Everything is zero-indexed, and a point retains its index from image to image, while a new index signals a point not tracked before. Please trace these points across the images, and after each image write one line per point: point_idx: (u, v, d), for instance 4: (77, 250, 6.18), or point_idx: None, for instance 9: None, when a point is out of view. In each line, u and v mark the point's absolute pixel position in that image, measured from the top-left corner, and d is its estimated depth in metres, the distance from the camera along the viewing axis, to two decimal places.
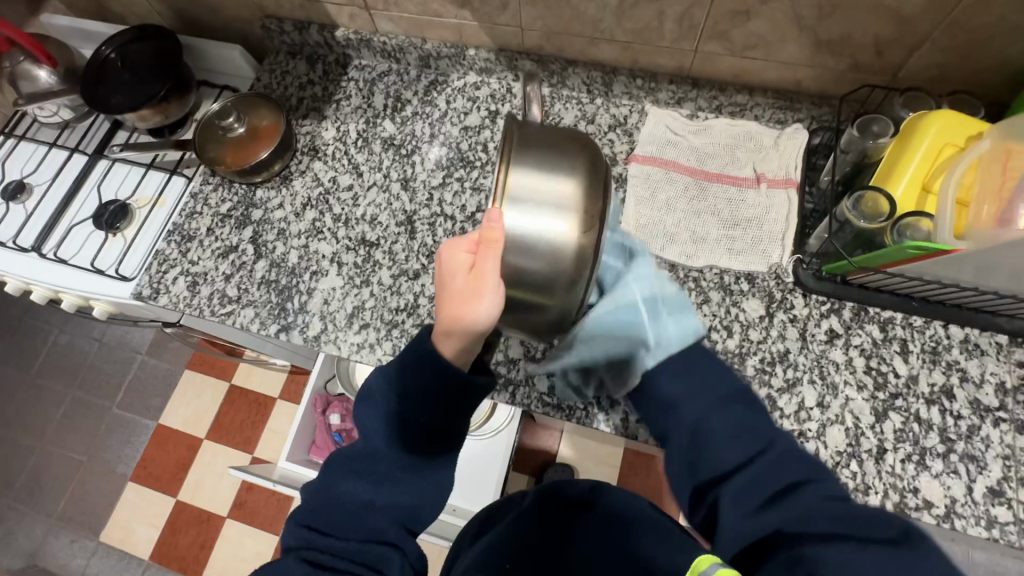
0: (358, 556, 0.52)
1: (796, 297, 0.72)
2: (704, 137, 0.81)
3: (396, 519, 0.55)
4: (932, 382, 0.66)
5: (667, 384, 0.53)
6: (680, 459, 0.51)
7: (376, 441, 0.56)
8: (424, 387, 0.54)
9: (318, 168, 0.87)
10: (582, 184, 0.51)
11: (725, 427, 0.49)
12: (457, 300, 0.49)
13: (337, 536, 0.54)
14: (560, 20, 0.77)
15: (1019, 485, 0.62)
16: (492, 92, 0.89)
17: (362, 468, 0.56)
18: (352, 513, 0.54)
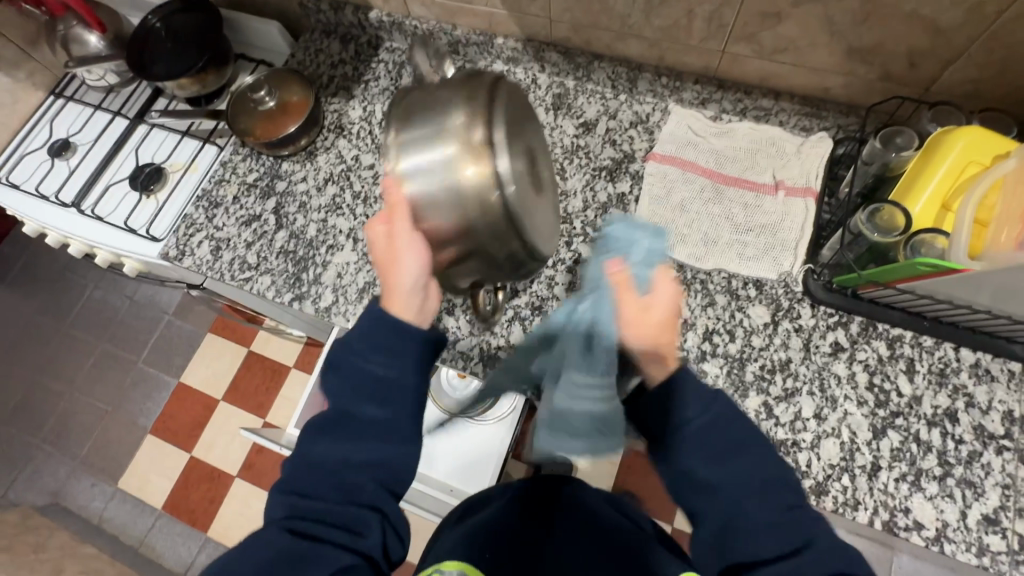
0: (341, 519, 0.51)
1: (803, 307, 0.71)
2: (725, 139, 0.81)
3: (375, 479, 0.54)
4: (936, 405, 0.65)
5: (700, 462, 0.51)
6: (705, 540, 0.50)
7: (353, 399, 0.55)
8: (387, 341, 0.57)
9: (343, 146, 0.89)
10: (465, 112, 0.54)
11: (763, 518, 0.48)
12: (389, 269, 0.58)
13: (318, 499, 0.52)
14: (589, 13, 0.77)
15: (1016, 515, 0.60)
16: (517, 82, 0.89)
17: (340, 428, 0.55)
18: (328, 473, 0.53)
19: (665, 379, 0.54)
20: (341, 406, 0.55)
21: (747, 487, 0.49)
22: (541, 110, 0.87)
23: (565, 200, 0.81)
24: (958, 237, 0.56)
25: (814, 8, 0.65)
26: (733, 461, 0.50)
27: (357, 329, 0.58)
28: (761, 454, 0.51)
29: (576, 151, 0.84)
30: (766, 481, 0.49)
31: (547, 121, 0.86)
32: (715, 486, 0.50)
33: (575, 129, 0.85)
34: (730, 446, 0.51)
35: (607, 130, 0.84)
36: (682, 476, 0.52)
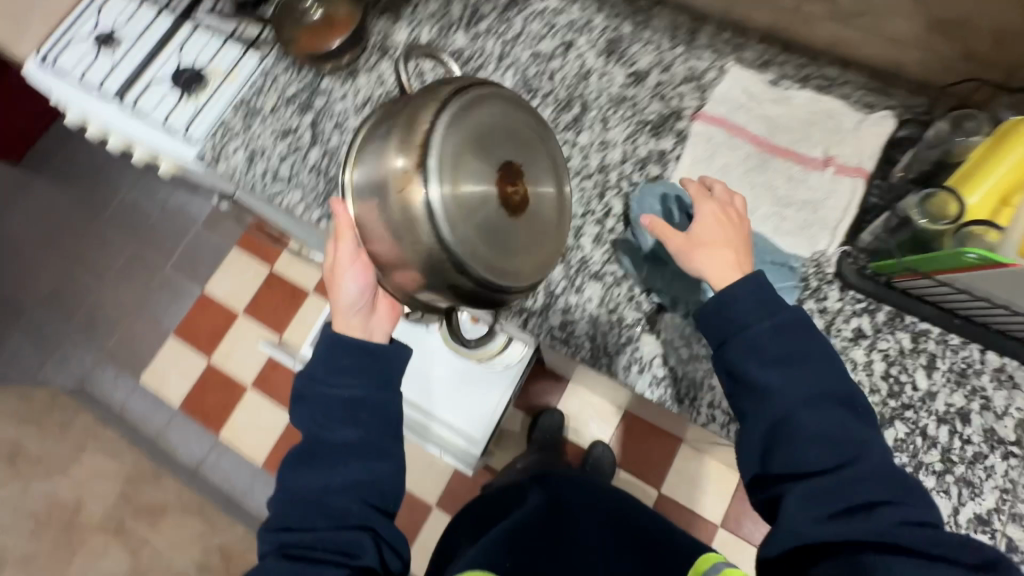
0: (332, 543, 0.59)
1: (832, 289, 0.69)
2: (781, 107, 0.77)
3: (355, 497, 0.61)
4: (950, 403, 0.64)
5: (758, 370, 0.58)
6: (754, 444, 0.58)
7: (325, 422, 0.63)
8: (349, 359, 0.65)
9: (385, 69, 0.87)
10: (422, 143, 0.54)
11: (812, 429, 0.55)
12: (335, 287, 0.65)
13: (309, 528, 0.60)
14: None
15: (1010, 520, 0.60)
16: (571, 22, 0.85)
17: (317, 451, 0.63)
18: (313, 501, 0.61)
19: (756, 307, 0.59)
20: (311, 433, 0.63)
21: (832, 434, 0.55)
22: (593, 54, 0.83)
23: (604, 152, 0.78)
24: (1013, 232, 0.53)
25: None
26: (817, 407, 0.56)
27: (321, 357, 0.65)
28: (822, 374, 0.57)
29: (622, 101, 0.80)
30: (853, 427, 0.55)
31: (598, 67, 0.82)
32: (799, 427, 0.56)
33: (624, 78, 0.81)
34: (822, 395, 0.57)
35: (658, 83, 0.80)
36: (767, 417, 0.57)
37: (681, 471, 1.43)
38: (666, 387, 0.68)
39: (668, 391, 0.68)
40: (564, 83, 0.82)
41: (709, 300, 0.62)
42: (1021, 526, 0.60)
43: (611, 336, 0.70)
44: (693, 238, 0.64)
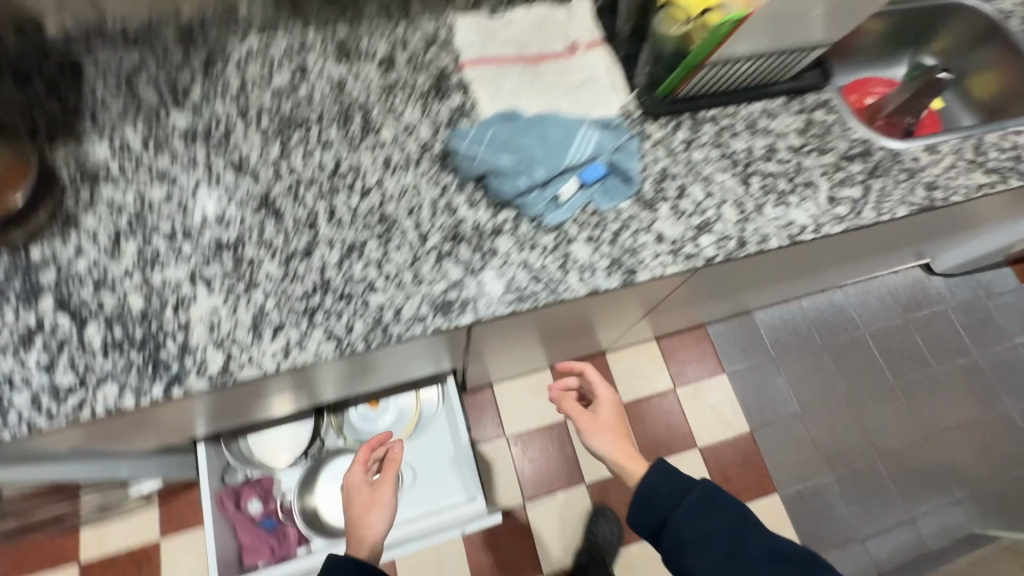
0: None
1: (649, 125, 0.81)
2: (512, 31, 0.86)
3: None
4: (761, 146, 0.83)
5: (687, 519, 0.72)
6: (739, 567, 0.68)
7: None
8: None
9: (173, 224, 0.66)
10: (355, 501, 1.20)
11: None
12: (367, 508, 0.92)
13: None
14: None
15: (840, 187, 0.81)
16: (283, 85, 0.77)
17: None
18: None
19: (666, 497, 0.74)
20: None
21: (699, 538, 0.71)
22: (331, 64, 0.79)
23: (401, 126, 0.76)
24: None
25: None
26: (685, 517, 0.72)
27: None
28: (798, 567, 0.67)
29: (347, 47, 0.81)
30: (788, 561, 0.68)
31: (316, 64, 0.79)
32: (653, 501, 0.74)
33: (417, 114, 0.77)
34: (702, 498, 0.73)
35: (408, 60, 0.82)
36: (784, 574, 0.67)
37: (622, 374, 1.54)
38: (649, 246, 0.73)
39: (624, 270, 0.71)
40: (365, 160, 0.73)
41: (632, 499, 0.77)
42: (850, 188, 0.81)
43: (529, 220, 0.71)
44: (597, 421, 0.96)
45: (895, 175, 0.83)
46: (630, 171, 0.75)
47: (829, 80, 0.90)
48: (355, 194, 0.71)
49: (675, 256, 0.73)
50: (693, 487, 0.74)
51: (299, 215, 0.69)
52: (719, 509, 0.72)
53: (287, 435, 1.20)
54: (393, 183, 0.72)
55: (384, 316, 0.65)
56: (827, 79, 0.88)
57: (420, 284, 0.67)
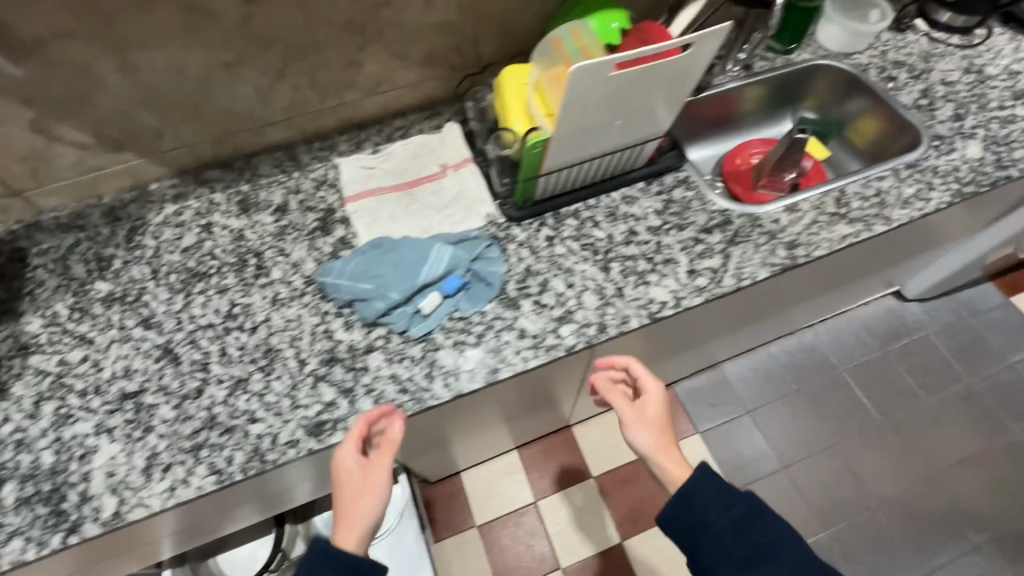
0: None
1: (513, 228, 0.89)
2: (392, 161, 0.98)
3: None
4: (622, 231, 0.89)
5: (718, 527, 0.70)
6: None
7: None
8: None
9: (85, 380, 0.77)
10: None
11: None
12: (345, 509, 0.67)
13: None
14: (209, 108, 0.83)
15: (700, 259, 0.86)
16: (192, 242, 0.90)
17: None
18: None
19: (709, 506, 0.71)
20: None
21: (745, 555, 0.68)
22: (232, 219, 0.92)
23: (289, 264, 0.87)
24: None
25: (386, 27, 0.83)
26: (728, 524, 0.69)
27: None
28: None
29: (248, 201, 0.94)
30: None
31: (220, 221, 0.92)
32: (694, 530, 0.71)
33: (303, 249, 0.88)
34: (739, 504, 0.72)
35: (299, 202, 0.94)
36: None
37: (590, 446, 1.53)
38: (510, 344, 0.78)
39: (486, 371, 0.76)
40: (254, 299, 0.83)
41: (675, 503, 0.73)
42: (709, 259, 0.86)
43: (396, 336, 0.78)
44: (643, 415, 0.82)
45: (756, 238, 0.87)
46: (493, 273, 0.83)
47: (686, 159, 0.97)
48: (245, 332, 0.80)
49: (537, 351, 0.78)
50: (737, 500, 0.72)
51: (194, 359, 0.78)
52: (765, 528, 0.69)
53: (254, 550, 1.25)
54: (278, 317, 0.81)
55: (263, 443, 0.71)
56: (682, 159, 0.95)
57: (297, 409, 0.74)
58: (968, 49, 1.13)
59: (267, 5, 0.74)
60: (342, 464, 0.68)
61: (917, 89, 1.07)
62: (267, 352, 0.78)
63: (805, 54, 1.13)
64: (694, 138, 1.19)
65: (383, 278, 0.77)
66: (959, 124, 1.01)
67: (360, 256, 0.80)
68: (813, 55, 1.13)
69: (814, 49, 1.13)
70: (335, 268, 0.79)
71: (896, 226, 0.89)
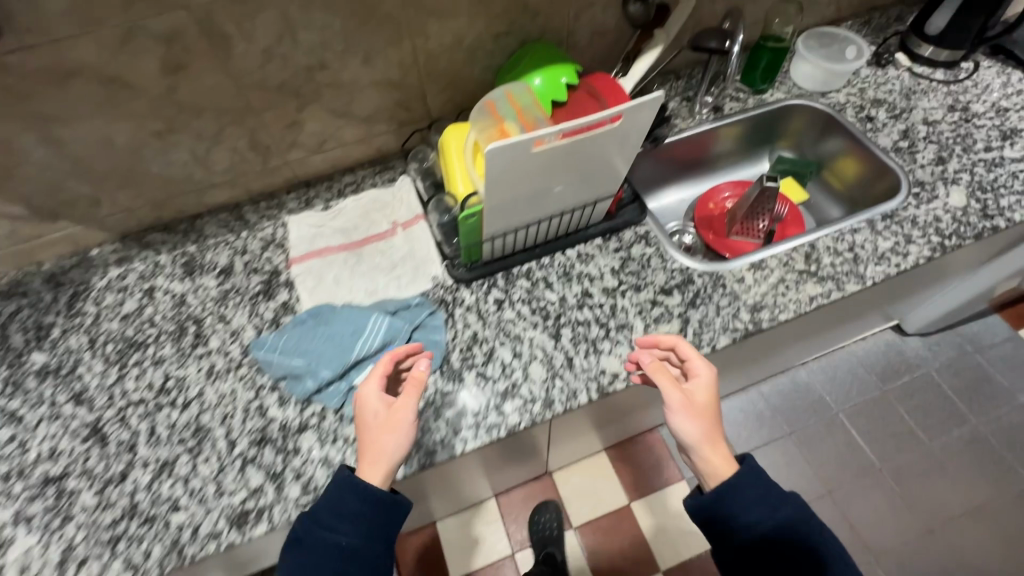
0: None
1: (461, 291, 0.85)
2: (341, 218, 0.94)
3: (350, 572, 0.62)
4: (576, 293, 0.84)
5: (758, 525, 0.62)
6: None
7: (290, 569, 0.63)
8: (362, 507, 0.64)
9: (8, 463, 0.74)
10: None
11: None
12: (369, 449, 0.65)
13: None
14: (144, 175, 0.81)
15: (656, 324, 0.81)
16: (134, 308, 0.87)
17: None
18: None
19: (751, 507, 0.63)
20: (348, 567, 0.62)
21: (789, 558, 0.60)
22: (176, 282, 0.89)
23: (228, 333, 0.84)
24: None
25: (323, 88, 0.80)
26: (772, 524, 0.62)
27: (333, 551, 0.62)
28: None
29: (194, 263, 0.91)
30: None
31: (163, 285, 0.89)
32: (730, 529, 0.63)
33: (244, 315, 0.85)
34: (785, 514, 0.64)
35: (245, 264, 0.91)
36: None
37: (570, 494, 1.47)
38: (450, 423, 0.74)
39: (423, 453, 0.72)
40: (190, 371, 0.80)
41: (705, 496, 0.65)
42: (666, 324, 0.81)
43: (330, 414, 0.74)
44: (690, 406, 0.67)
45: (718, 301, 0.82)
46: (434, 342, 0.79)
47: (647, 212, 0.92)
48: (177, 409, 0.77)
49: (478, 430, 0.73)
50: (783, 502, 0.64)
51: (121, 439, 0.75)
52: (803, 537, 0.62)
53: None
54: (212, 392, 0.78)
55: (183, 536, 0.68)
56: (642, 213, 0.90)
57: (222, 496, 0.70)
58: (953, 84, 1.07)
59: (193, 73, 0.71)
60: (370, 399, 0.67)
61: (896, 130, 1.01)
62: (197, 431, 0.75)
63: (778, 94, 1.08)
64: (667, 185, 1.13)
65: (314, 354, 0.74)
66: (941, 168, 0.95)
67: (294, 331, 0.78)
68: (786, 94, 1.08)
69: (787, 88, 1.09)
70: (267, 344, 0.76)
71: (869, 285, 0.83)
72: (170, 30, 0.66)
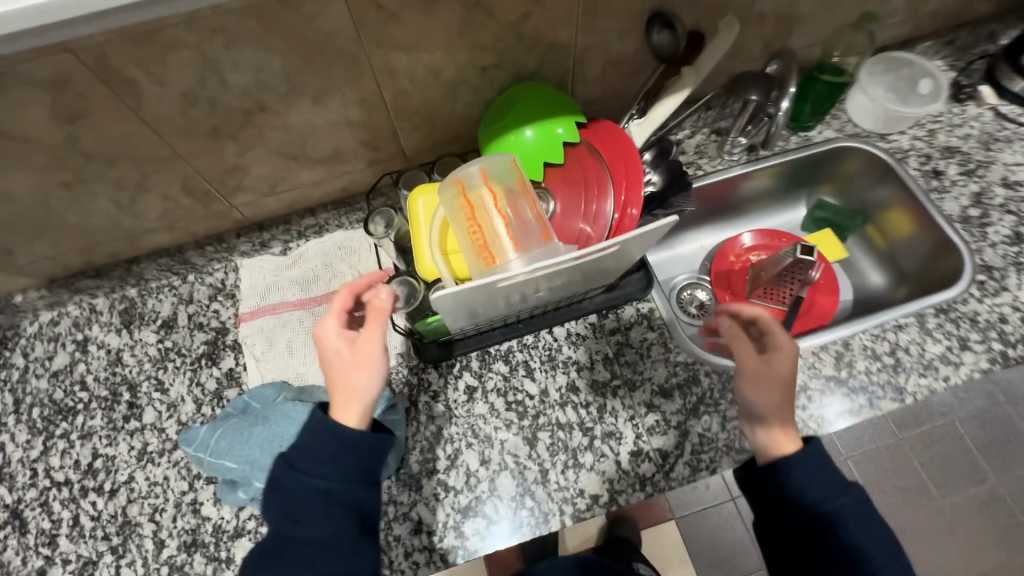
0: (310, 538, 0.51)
1: (429, 373, 0.74)
2: (300, 267, 0.82)
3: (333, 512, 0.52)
4: (559, 386, 0.72)
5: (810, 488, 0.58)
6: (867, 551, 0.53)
7: (272, 513, 0.53)
8: (340, 450, 0.53)
9: None
10: None
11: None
12: (338, 388, 0.56)
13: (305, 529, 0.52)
14: (60, 224, 0.69)
15: (649, 435, 0.69)
16: (64, 363, 0.78)
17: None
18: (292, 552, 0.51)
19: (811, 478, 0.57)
20: (330, 509, 0.52)
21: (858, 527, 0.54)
22: (111, 335, 0.79)
23: (165, 404, 0.74)
24: (519, 237, 0.58)
25: (268, 131, 0.66)
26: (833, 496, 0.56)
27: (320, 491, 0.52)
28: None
29: (133, 311, 0.81)
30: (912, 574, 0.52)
31: (97, 337, 0.79)
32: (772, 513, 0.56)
33: (184, 383, 0.76)
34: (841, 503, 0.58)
35: (189, 317, 0.80)
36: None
37: None
38: (401, 542, 0.65)
39: None
40: (120, 449, 0.72)
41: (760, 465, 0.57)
42: (659, 435, 0.69)
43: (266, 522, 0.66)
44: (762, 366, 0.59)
45: (727, 411, 0.70)
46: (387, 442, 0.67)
47: (654, 284, 0.78)
48: (103, 496, 0.69)
49: (431, 554, 0.64)
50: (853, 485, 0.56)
51: (41, 529, 0.68)
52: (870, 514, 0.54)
53: None
54: (142, 478, 0.70)
55: None
56: (646, 289, 0.76)
57: None
58: None
59: (96, 121, 0.57)
60: (331, 338, 0.58)
61: (968, 191, 0.84)
62: (122, 527, 0.67)
63: (826, 131, 0.90)
64: (683, 230, 0.97)
65: (245, 459, 0.64)
66: (1016, 249, 0.79)
67: (225, 420, 0.68)
68: (838, 133, 0.90)
69: (839, 126, 0.90)
70: (196, 434, 0.67)
71: (909, 402, 0.70)
72: (55, 77, 0.51)
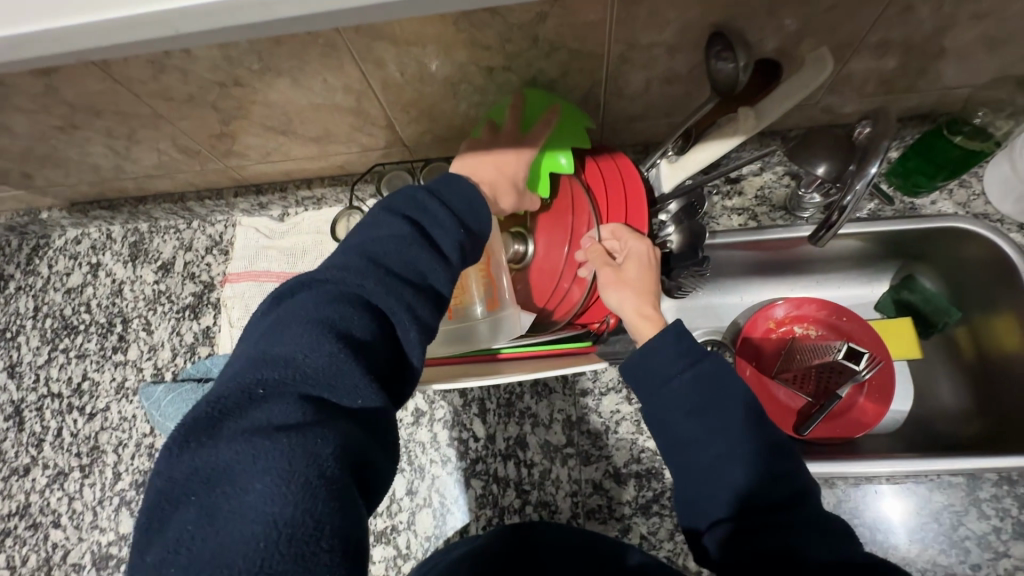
0: (276, 421, 0.31)
1: None
2: (292, 236, 0.79)
3: (321, 383, 0.34)
4: (508, 437, 0.67)
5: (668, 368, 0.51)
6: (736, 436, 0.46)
7: (315, 340, 0.35)
8: (348, 311, 0.37)
9: None
10: None
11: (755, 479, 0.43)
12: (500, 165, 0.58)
13: (268, 410, 0.32)
14: (68, 161, 0.70)
15: (586, 519, 0.62)
16: (78, 282, 0.84)
17: (163, 506, 0.29)
18: (234, 454, 0.30)
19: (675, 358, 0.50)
20: (317, 380, 0.34)
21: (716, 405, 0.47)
22: (119, 265, 0.83)
23: (147, 345, 0.78)
24: (473, 298, 0.64)
25: (251, 105, 0.60)
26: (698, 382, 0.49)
27: (314, 372, 0.34)
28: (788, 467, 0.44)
29: (141, 246, 0.84)
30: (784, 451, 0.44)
31: (107, 265, 0.84)
32: (687, 462, 0.46)
33: (167, 327, 0.79)
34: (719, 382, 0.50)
35: (185, 264, 0.82)
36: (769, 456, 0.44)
37: None
38: None
39: None
40: (103, 377, 0.77)
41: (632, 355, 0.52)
42: (598, 521, 0.62)
43: None
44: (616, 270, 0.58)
45: None
46: None
47: None
48: (83, 417, 0.76)
49: None
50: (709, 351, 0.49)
51: (33, 431, 0.76)
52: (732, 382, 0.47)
53: None
54: (115, 410, 0.75)
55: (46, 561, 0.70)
56: None
57: (93, 530, 0.70)
58: None
59: (70, 76, 0.55)
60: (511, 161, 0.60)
61: None
62: (90, 450, 0.74)
63: (942, 202, 0.70)
64: (727, 277, 0.81)
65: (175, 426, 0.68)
66: None
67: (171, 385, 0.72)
68: (957, 209, 0.69)
69: (964, 198, 0.70)
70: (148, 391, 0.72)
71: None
72: None
